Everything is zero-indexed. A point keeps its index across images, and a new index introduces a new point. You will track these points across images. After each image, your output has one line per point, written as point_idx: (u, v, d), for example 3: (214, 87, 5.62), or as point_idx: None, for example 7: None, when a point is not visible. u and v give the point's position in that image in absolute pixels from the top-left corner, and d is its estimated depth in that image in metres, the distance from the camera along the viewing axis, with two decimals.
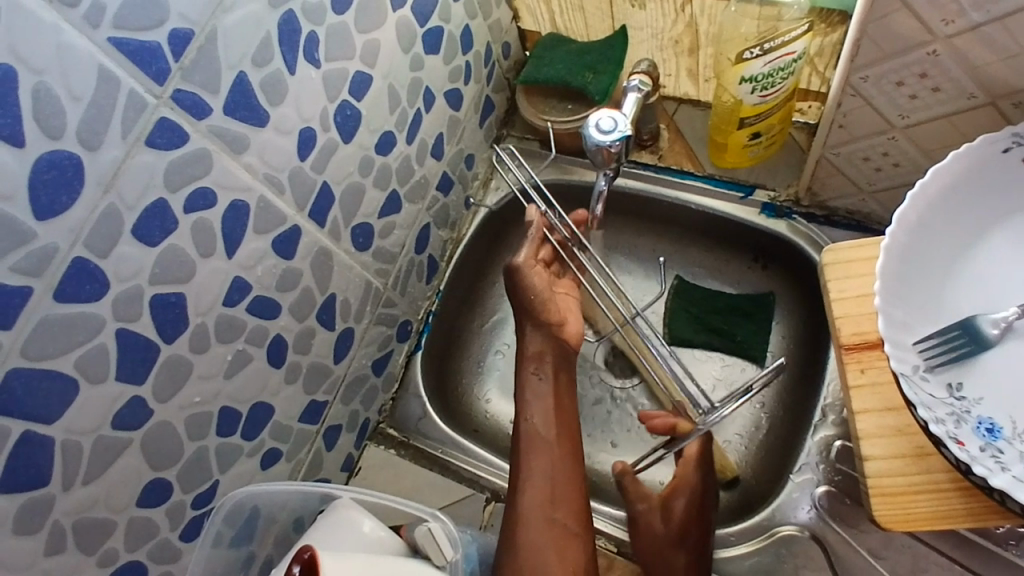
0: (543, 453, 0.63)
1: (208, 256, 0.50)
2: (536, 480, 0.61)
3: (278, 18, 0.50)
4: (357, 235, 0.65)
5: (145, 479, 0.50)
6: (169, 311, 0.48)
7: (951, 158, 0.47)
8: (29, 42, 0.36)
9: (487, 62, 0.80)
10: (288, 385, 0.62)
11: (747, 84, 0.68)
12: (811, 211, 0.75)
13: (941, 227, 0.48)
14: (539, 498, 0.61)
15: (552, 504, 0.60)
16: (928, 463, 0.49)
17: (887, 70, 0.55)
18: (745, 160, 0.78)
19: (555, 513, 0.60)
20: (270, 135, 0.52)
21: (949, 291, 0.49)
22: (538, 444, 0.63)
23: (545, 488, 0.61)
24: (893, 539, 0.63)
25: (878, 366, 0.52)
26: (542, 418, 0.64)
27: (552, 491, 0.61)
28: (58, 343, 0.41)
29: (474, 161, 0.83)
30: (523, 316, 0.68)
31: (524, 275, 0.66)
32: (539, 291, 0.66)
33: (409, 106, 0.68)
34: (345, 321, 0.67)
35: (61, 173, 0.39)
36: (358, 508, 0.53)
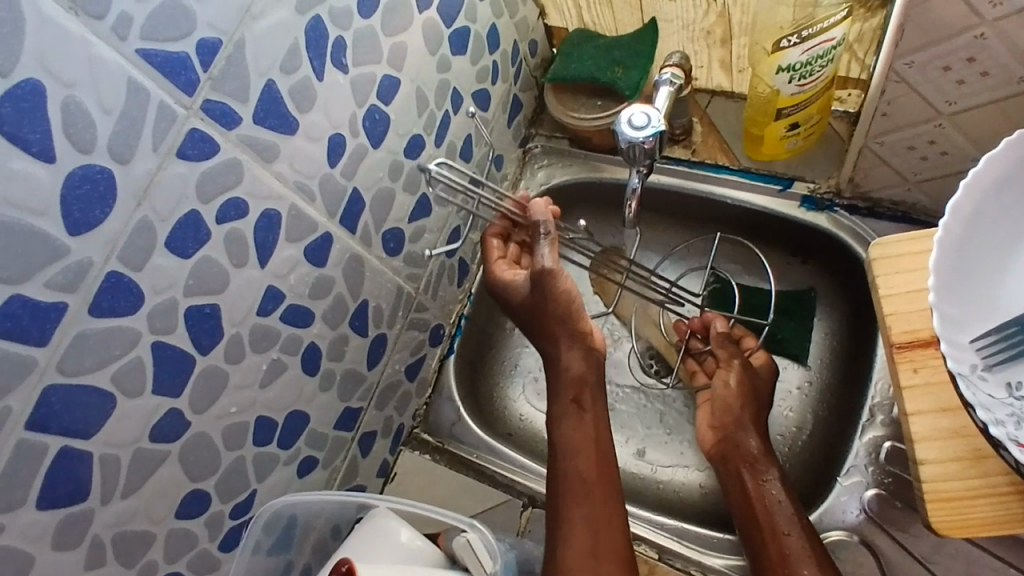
0: (586, 488, 0.63)
1: (241, 266, 0.49)
2: (580, 527, 0.60)
3: (306, 25, 0.49)
4: (388, 240, 0.65)
5: (184, 490, 0.50)
6: (204, 322, 0.48)
7: (1006, 145, 0.44)
8: (60, 57, 0.36)
9: (515, 60, 0.79)
10: (323, 392, 0.62)
11: (784, 73, 0.66)
12: (854, 203, 0.73)
13: (998, 219, 0.46)
14: (582, 551, 0.59)
15: (597, 559, 0.59)
16: (986, 466, 0.47)
17: (935, 55, 0.53)
18: (782, 152, 0.75)
19: (601, 568, 0.58)
20: (301, 143, 0.52)
21: (1012, 285, 0.46)
22: (579, 488, 0.62)
23: (588, 537, 0.60)
24: (946, 544, 0.61)
25: (932, 365, 0.49)
26: (582, 456, 0.64)
27: (596, 544, 0.59)
28: (94, 357, 0.41)
29: (502, 162, 0.83)
30: (556, 338, 0.67)
31: (555, 281, 0.63)
32: (572, 299, 0.65)
33: (438, 108, 0.67)
34: (378, 327, 0.67)
35: (94, 187, 0.39)
36: (394, 517, 0.52)
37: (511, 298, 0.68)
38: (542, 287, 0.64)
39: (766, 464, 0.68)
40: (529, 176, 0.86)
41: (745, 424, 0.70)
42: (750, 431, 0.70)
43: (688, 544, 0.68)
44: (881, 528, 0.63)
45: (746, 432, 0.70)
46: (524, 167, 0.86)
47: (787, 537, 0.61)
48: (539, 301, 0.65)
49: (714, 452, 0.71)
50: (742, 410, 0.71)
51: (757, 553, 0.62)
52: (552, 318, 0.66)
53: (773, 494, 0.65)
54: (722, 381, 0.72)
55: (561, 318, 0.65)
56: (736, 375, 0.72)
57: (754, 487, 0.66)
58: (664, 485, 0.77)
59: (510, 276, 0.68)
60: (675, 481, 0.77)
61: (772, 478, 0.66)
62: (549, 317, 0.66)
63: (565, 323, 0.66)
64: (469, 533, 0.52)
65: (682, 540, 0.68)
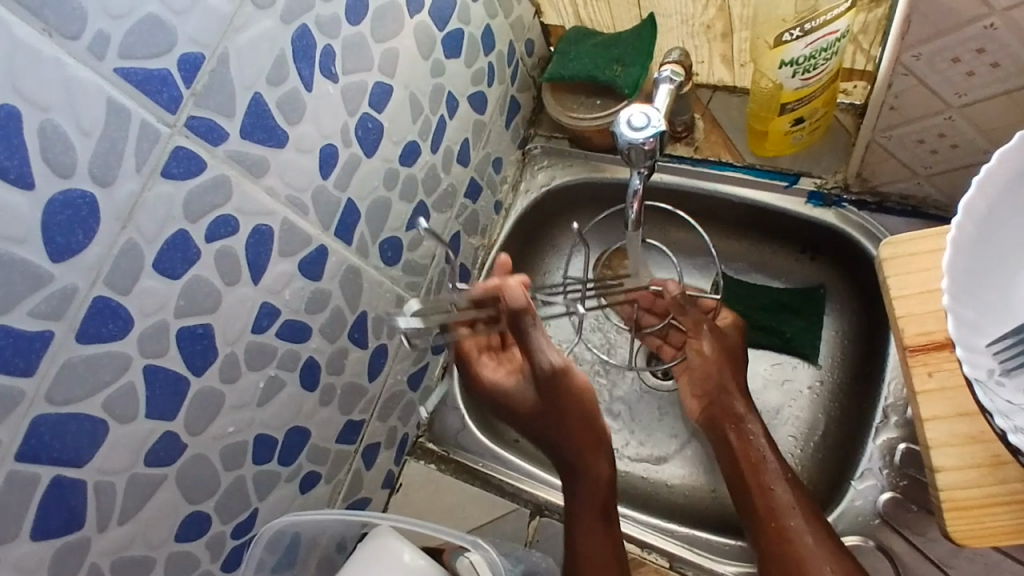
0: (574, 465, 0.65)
1: (234, 284, 0.48)
2: None
3: (291, 35, 0.48)
4: (386, 249, 0.64)
5: (183, 513, 0.49)
6: (197, 343, 0.47)
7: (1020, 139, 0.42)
8: (33, 79, 0.35)
9: (511, 61, 0.78)
10: (324, 407, 0.61)
11: (787, 67, 0.64)
12: (862, 198, 0.71)
13: (1014, 216, 0.44)
14: None
15: None
16: (1005, 473, 0.45)
17: (942, 46, 0.51)
18: (787, 147, 0.73)
19: None
20: (292, 155, 0.51)
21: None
22: None
23: None
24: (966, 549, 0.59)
25: (947, 368, 0.48)
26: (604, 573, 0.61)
27: None
28: (83, 385, 0.40)
29: (502, 165, 0.81)
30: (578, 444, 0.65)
31: (569, 375, 0.60)
32: (585, 392, 0.62)
33: (433, 114, 0.66)
34: (379, 338, 0.66)
35: (75, 212, 0.38)
36: (397, 535, 0.51)
37: (513, 406, 0.64)
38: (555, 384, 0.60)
39: (749, 421, 0.69)
40: (529, 178, 0.85)
41: (728, 383, 0.71)
42: (733, 389, 0.71)
43: (699, 552, 0.67)
44: (897, 532, 0.62)
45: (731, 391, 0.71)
46: (523, 169, 0.85)
47: (776, 493, 0.64)
48: (546, 402, 0.62)
49: (699, 413, 0.73)
50: (721, 374, 0.71)
51: (747, 512, 0.65)
52: (568, 417, 0.63)
53: (761, 453, 0.67)
54: (695, 351, 0.73)
55: (579, 414, 0.63)
56: (709, 342, 0.72)
57: (741, 446, 0.68)
58: (674, 490, 0.76)
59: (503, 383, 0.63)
60: (685, 486, 0.76)
61: (759, 436, 0.68)
62: (557, 418, 0.63)
63: (583, 422, 0.63)
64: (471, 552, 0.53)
65: (693, 548, 0.67)
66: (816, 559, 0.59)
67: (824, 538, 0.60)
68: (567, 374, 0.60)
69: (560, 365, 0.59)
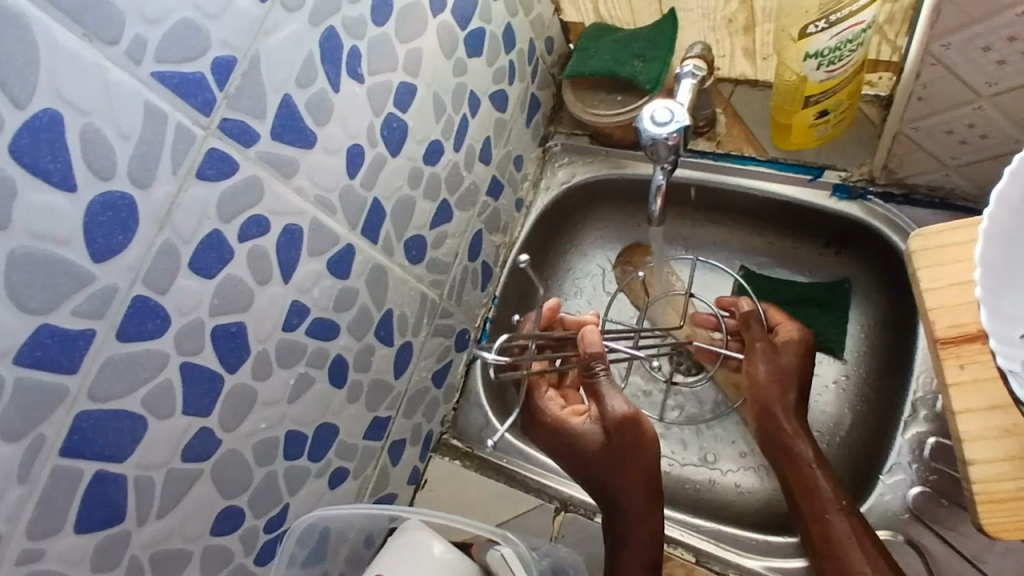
0: (622, 493, 0.64)
1: (265, 283, 0.49)
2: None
3: (320, 37, 0.49)
4: (410, 248, 0.65)
5: (218, 508, 0.50)
6: (231, 341, 0.48)
7: None
8: (74, 84, 0.36)
9: (531, 59, 0.78)
10: (351, 403, 0.61)
11: (812, 60, 0.64)
12: (889, 190, 0.70)
13: None
14: None
15: None
16: None
17: (973, 34, 0.50)
18: (811, 140, 0.73)
19: None
20: (320, 156, 0.52)
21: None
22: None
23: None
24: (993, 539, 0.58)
25: (980, 360, 0.47)
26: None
27: None
28: (124, 382, 0.41)
29: (523, 163, 0.82)
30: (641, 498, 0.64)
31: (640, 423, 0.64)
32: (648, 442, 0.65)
33: (455, 113, 0.67)
34: (404, 335, 0.66)
35: (115, 214, 0.38)
36: (428, 530, 0.51)
37: (580, 452, 0.65)
38: (624, 430, 0.64)
39: (806, 447, 0.66)
40: (550, 176, 0.85)
41: (780, 413, 0.68)
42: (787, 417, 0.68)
43: (727, 548, 0.66)
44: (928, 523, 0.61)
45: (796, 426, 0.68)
46: (544, 166, 0.85)
47: (833, 523, 0.60)
48: (607, 449, 0.65)
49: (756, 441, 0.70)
50: (773, 398, 0.69)
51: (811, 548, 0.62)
52: (629, 468, 0.64)
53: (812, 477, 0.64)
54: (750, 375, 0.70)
55: (633, 466, 0.64)
56: (764, 364, 0.69)
57: (791, 469, 0.66)
58: (699, 487, 0.76)
59: (573, 429, 0.66)
60: (709, 481, 0.76)
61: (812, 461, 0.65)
62: (613, 467, 0.64)
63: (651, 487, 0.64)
64: (502, 547, 0.52)
65: (721, 544, 0.66)
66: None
67: (885, 574, 0.57)
68: (633, 422, 0.64)
69: (626, 412, 0.64)
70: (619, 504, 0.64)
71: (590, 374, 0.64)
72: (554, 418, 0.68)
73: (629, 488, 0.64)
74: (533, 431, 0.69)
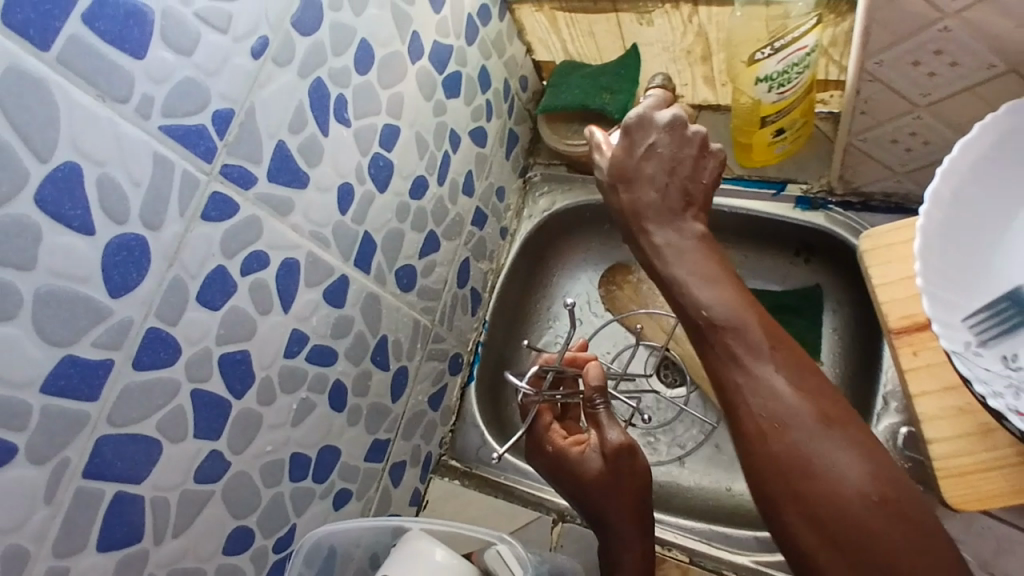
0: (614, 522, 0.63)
1: (267, 313, 0.53)
2: None
3: (308, 87, 0.54)
4: (401, 276, 0.69)
5: (229, 528, 0.53)
6: (236, 367, 0.51)
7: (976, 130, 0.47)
8: (90, 139, 0.40)
9: (507, 97, 0.84)
10: (352, 426, 0.65)
11: (763, 83, 0.69)
12: (847, 199, 0.75)
13: (980, 201, 0.48)
14: None
15: None
16: (993, 439, 0.48)
17: (901, 52, 0.55)
18: (772, 157, 0.78)
19: None
20: (312, 194, 0.56)
21: (1010, 259, 0.47)
22: None
23: None
24: (972, 523, 0.60)
25: (931, 346, 0.51)
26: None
27: None
28: (140, 408, 0.45)
29: (505, 193, 0.87)
30: (629, 514, 0.63)
31: (633, 453, 0.63)
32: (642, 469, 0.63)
33: (437, 150, 0.72)
34: (399, 360, 0.70)
35: (129, 254, 0.43)
36: (429, 539, 0.54)
37: (580, 480, 0.63)
38: (621, 460, 0.62)
39: (722, 333, 0.48)
40: (532, 205, 0.90)
41: (692, 289, 0.51)
42: (699, 290, 0.50)
43: (718, 546, 0.69)
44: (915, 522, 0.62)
45: (670, 243, 0.54)
46: (526, 196, 0.90)
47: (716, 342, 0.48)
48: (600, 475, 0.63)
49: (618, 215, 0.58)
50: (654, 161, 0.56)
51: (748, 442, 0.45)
52: (625, 492, 0.63)
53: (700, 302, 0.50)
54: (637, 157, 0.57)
55: (629, 490, 0.63)
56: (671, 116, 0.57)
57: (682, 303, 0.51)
58: (691, 493, 0.79)
59: (573, 457, 0.64)
60: (700, 486, 0.79)
61: (718, 311, 0.49)
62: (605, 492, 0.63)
63: (639, 501, 0.63)
64: (498, 545, 0.56)
65: (712, 542, 0.69)
66: (807, 448, 0.43)
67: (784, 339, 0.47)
68: (630, 452, 0.63)
69: (622, 442, 0.63)
70: (612, 530, 0.63)
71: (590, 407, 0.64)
72: (556, 447, 0.66)
73: (619, 508, 0.63)
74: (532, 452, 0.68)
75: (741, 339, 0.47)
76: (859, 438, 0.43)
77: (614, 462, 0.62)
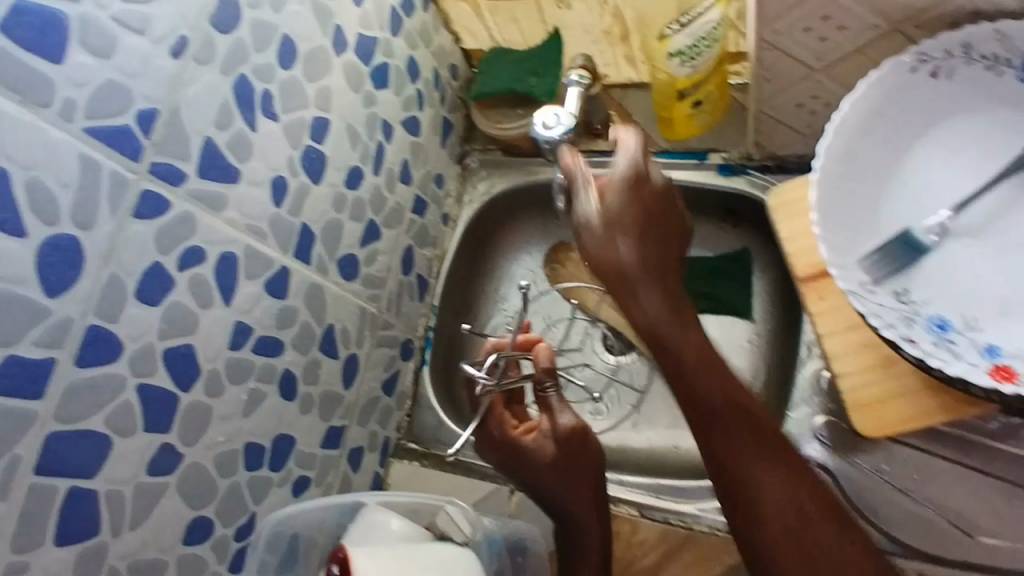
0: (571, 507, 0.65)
1: (208, 307, 0.54)
2: None
3: (231, 84, 0.55)
4: (343, 265, 0.71)
5: (187, 519, 0.55)
6: (182, 361, 0.53)
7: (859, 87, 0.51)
8: (16, 143, 0.41)
9: (437, 86, 0.86)
10: (305, 414, 0.66)
11: (676, 58, 0.73)
12: (765, 164, 0.79)
13: (868, 152, 0.52)
14: None
15: None
16: (896, 369, 0.52)
17: (794, 19, 0.59)
18: (694, 129, 0.82)
19: None
20: (245, 188, 0.57)
21: (898, 202, 0.52)
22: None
23: None
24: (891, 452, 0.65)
25: (836, 289, 0.55)
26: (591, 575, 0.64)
27: None
28: (87, 404, 0.46)
29: (444, 180, 0.89)
30: (585, 496, 0.65)
31: (586, 436, 0.65)
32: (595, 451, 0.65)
33: (370, 140, 0.74)
34: (348, 348, 0.72)
35: (63, 254, 0.44)
36: (386, 511, 0.56)
37: (533, 465, 0.65)
38: (574, 442, 0.64)
39: (678, 334, 0.57)
40: (471, 191, 0.92)
41: (647, 295, 0.57)
42: (652, 296, 0.57)
43: (667, 498, 0.72)
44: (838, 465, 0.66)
45: (600, 250, 0.58)
46: (465, 183, 0.93)
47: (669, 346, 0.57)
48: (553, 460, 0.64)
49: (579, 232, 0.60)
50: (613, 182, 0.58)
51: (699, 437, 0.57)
52: (579, 473, 0.65)
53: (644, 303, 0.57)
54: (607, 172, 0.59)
55: (583, 472, 0.65)
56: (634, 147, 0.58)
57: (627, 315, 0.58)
58: (639, 453, 0.83)
59: (524, 444, 0.65)
60: (648, 446, 0.83)
61: (659, 321, 0.57)
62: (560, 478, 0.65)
63: (594, 482, 0.66)
64: (448, 507, 0.58)
65: (661, 496, 0.72)
66: (749, 452, 0.55)
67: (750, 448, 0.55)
68: (583, 435, 0.65)
69: (574, 425, 0.65)
70: (569, 513, 0.66)
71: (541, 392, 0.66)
72: (506, 435, 0.66)
73: (575, 492, 0.65)
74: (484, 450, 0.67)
75: (694, 346, 0.57)
76: (780, 438, 0.56)
77: (566, 447, 0.64)
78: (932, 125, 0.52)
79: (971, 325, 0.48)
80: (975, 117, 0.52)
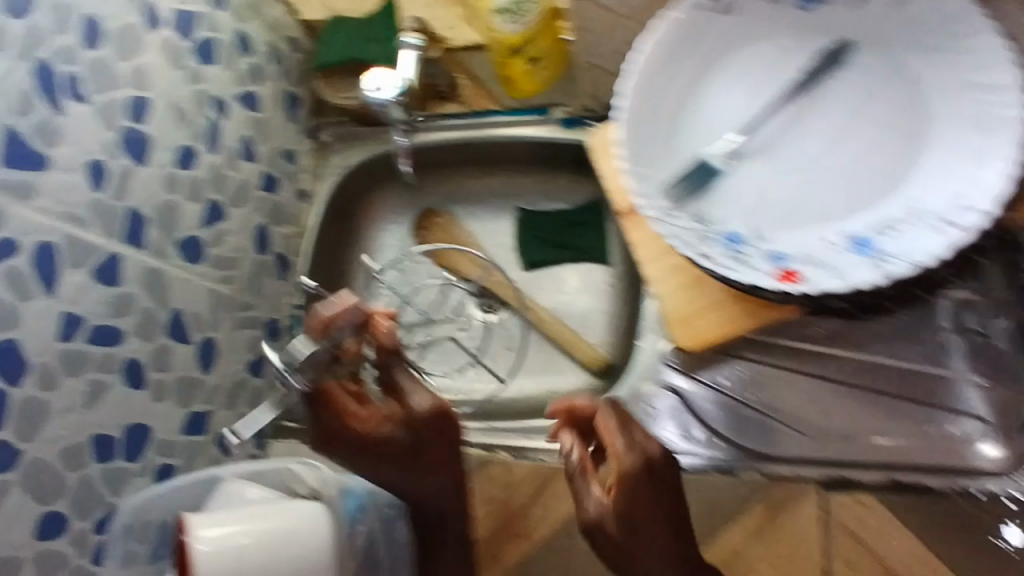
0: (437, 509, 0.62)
1: (28, 299, 0.52)
2: None
3: (28, 68, 0.53)
4: (185, 248, 0.70)
5: (35, 518, 0.52)
6: (3, 356, 0.50)
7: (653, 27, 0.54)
8: None
9: (276, 59, 0.84)
10: (159, 402, 0.65)
11: (501, 16, 0.75)
12: (600, 113, 0.83)
13: (668, 87, 0.56)
14: None
15: None
16: (704, 285, 0.57)
17: None
18: (535, 85, 0.84)
19: None
20: (54, 174, 0.55)
21: (697, 132, 0.56)
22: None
23: None
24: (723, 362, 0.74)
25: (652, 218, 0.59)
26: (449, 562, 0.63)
27: None
28: None
29: (295, 155, 0.88)
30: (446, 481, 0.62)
31: (441, 424, 0.60)
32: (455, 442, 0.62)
33: (201, 118, 0.72)
34: (202, 331, 0.71)
35: None
36: (242, 482, 0.57)
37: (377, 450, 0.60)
38: (429, 426, 0.60)
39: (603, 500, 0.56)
40: (327, 164, 0.91)
41: (599, 508, 0.56)
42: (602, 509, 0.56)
43: (535, 435, 0.77)
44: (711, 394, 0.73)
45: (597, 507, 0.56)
46: (321, 157, 0.92)
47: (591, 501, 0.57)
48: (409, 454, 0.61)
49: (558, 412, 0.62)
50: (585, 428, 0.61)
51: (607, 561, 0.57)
52: (434, 465, 0.61)
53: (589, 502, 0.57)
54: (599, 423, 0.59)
55: (439, 460, 0.62)
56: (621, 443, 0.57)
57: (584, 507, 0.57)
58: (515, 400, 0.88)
59: (369, 429, 0.60)
60: (523, 393, 0.88)
61: (599, 508, 0.56)
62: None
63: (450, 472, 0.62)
64: (293, 464, 0.59)
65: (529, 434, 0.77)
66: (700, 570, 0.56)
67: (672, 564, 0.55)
68: (445, 419, 0.61)
69: (434, 407, 0.60)
70: (424, 502, 0.62)
71: (389, 370, 0.62)
72: (341, 408, 0.61)
73: (431, 487, 0.62)
74: (328, 447, 0.61)
75: (638, 501, 0.55)
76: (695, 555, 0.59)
77: (424, 436, 0.61)
78: (724, 58, 0.56)
79: (758, 237, 0.52)
80: (762, 45, 0.55)
